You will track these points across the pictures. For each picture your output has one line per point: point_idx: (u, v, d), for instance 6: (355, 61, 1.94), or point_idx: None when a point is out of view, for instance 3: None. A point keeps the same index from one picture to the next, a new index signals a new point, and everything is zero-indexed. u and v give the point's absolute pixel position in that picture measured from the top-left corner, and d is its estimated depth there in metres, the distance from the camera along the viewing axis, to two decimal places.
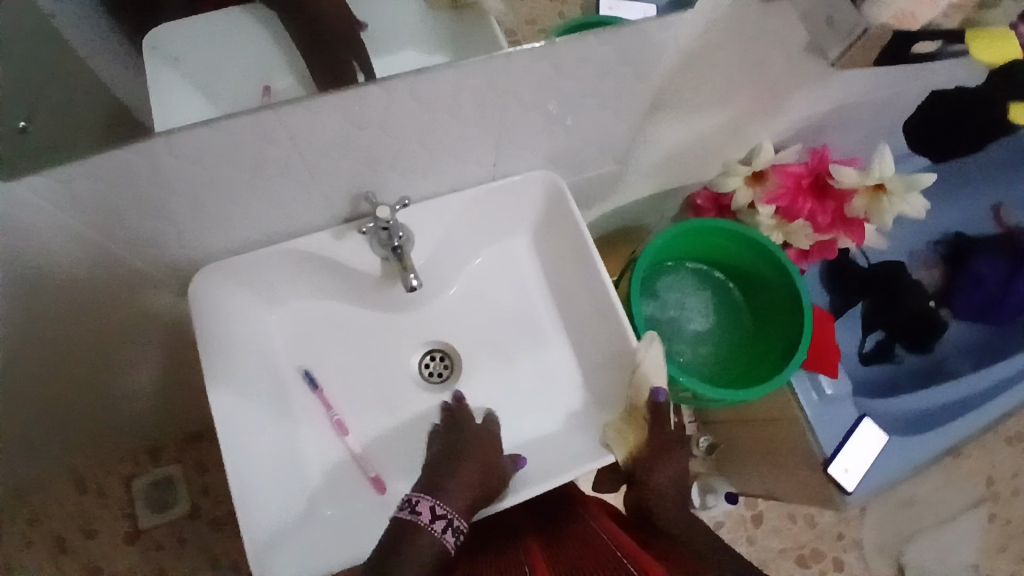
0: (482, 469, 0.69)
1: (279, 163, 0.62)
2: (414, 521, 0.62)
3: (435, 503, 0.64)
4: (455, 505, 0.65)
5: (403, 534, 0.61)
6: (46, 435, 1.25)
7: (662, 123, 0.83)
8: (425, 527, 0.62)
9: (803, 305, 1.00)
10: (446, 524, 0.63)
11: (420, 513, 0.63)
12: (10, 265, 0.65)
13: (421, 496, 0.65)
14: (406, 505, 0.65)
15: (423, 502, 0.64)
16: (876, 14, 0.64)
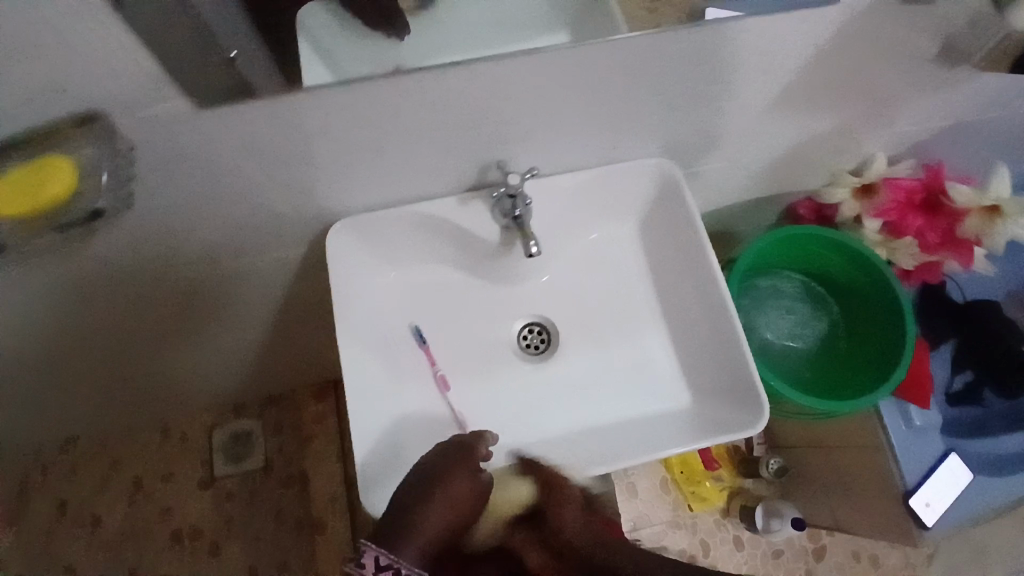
0: (456, 501, 0.62)
1: (424, 124, 0.66)
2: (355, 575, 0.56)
3: (378, 553, 0.57)
4: (409, 555, 0.58)
5: None
6: (143, 379, 1.34)
7: (781, 120, 0.84)
8: None
9: (907, 325, 0.98)
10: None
11: (362, 566, 0.56)
12: (170, 209, 0.70)
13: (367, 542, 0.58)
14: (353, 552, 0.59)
15: (366, 551, 0.57)
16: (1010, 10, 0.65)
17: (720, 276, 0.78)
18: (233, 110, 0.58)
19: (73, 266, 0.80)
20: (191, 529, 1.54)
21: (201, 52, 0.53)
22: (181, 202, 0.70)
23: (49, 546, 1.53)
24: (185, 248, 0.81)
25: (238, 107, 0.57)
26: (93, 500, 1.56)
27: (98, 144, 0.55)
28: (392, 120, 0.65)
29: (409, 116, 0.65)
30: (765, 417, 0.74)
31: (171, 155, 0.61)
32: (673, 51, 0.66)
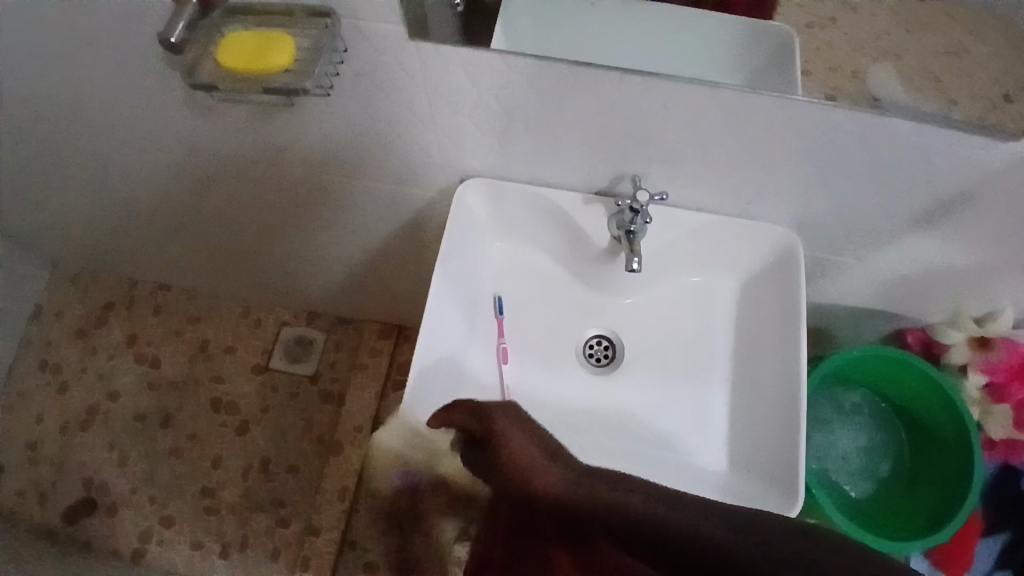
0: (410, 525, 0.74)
1: (587, 119, 0.71)
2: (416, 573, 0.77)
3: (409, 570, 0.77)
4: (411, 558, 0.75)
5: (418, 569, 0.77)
6: (245, 256, 1.47)
7: (924, 238, 0.82)
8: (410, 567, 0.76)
9: (975, 490, 0.93)
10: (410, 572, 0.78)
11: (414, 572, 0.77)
12: (342, 113, 0.79)
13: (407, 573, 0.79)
14: None
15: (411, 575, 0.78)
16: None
17: (803, 361, 0.77)
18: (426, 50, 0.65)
19: (239, 134, 0.91)
20: (230, 402, 1.68)
21: None
22: (354, 113, 0.78)
23: (114, 366, 1.71)
24: (333, 156, 0.90)
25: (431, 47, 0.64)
26: (160, 343, 1.73)
27: (319, 37, 0.63)
28: (552, 106, 0.70)
29: (568, 107, 0.70)
30: (796, 507, 0.73)
31: (366, 71, 0.70)
32: (837, 130, 0.67)
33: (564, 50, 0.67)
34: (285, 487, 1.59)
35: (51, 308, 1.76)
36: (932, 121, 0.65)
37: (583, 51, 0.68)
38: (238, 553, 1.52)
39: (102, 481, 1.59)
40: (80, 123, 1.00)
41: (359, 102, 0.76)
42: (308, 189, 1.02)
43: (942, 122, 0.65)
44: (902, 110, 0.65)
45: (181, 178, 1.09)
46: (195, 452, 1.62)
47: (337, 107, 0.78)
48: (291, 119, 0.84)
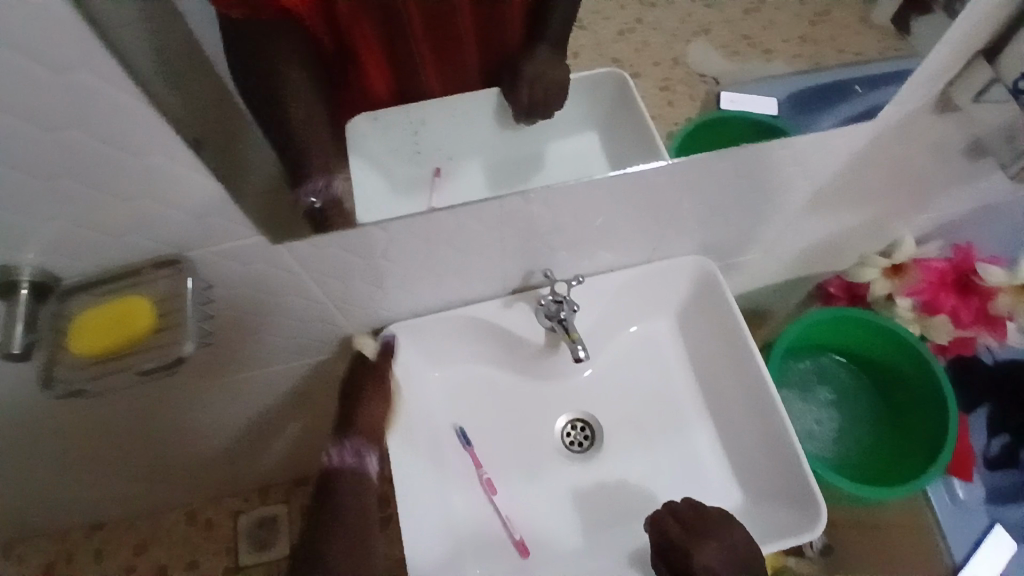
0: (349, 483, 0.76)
1: (481, 239, 0.69)
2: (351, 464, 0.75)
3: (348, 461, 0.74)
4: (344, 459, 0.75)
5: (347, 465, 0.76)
6: (171, 466, 1.34)
7: (817, 214, 0.86)
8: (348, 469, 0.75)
9: (948, 408, 0.98)
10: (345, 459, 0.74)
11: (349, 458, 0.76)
12: (228, 319, 0.73)
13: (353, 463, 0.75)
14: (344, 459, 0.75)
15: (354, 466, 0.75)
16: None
17: (766, 372, 0.78)
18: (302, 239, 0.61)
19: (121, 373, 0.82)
20: None
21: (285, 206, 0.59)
22: (244, 314, 0.72)
23: None
24: (231, 356, 0.83)
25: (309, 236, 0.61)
26: None
27: (174, 284, 0.57)
28: (443, 241, 0.67)
29: (460, 235, 0.68)
30: (822, 518, 0.72)
31: (241, 279, 0.64)
32: (721, 164, 0.69)
33: (431, 160, 0.74)
34: None
35: None
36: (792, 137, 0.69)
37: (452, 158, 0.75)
38: None
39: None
40: None
41: (242, 305, 0.70)
42: (215, 390, 0.94)
43: (763, 91, 0.81)
44: (725, 88, 0.83)
45: (72, 435, 0.97)
46: None
47: (219, 316, 0.72)
48: None
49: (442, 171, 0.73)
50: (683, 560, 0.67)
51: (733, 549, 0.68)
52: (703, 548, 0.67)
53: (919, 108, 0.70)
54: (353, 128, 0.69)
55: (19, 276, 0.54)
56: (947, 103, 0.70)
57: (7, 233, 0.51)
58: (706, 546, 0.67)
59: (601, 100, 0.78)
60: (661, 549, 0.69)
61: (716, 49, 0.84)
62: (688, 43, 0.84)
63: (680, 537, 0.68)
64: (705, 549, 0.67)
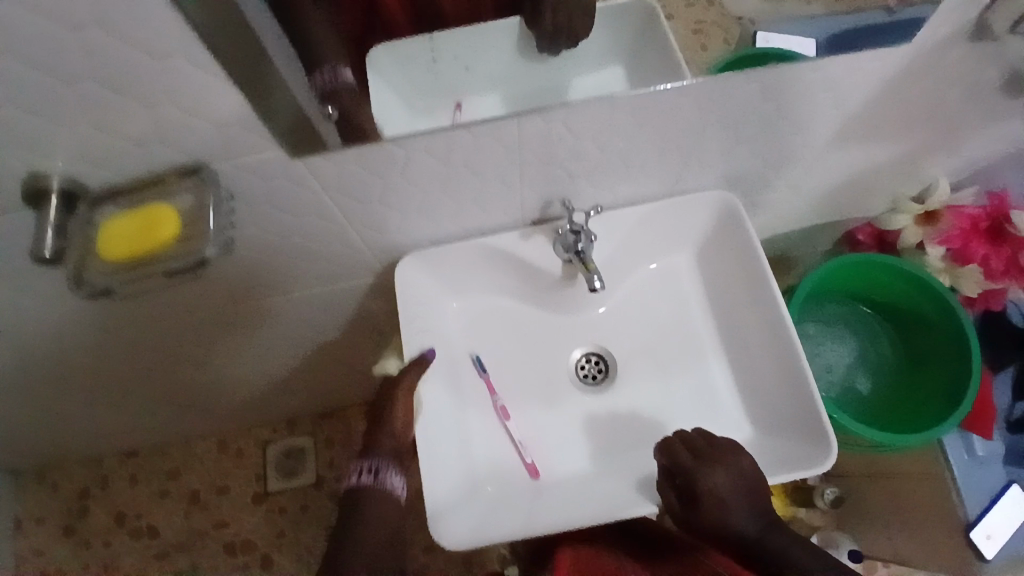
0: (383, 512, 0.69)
1: (494, 166, 0.68)
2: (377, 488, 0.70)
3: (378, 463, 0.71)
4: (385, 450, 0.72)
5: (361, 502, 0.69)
6: (196, 396, 1.39)
7: (845, 150, 0.83)
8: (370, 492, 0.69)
9: (972, 356, 0.97)
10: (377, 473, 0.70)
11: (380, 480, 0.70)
12: (250, 241, 0.74)
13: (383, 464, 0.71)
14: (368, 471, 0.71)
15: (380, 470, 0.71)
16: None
17: (784, 310, 0.77)
18: (315, 158, 0.61)
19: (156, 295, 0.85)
20: (244, 539, 1.59)
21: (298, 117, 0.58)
22: (265, 236, 0.74)
23: (109, 552, 1.60)
24: (255, 282, 0.85)
25: (322, 156, 0.61)
26: (150, 510, 1.63)
27: (198, 194, 0.59)
28: (459, 166, 0.67)
29: (475, 161, 0.67)
30: (833, 451, 0.73)
31: (261, 197, 0.66)
32: (745, 90, 0.67)
33: (450, 89, 0.74)
34: None
35: (23, 518, 1.63)
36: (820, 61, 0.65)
37: (471, 85, 0.74)
38: None
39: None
40: None
41: (264, 227, 0.72)
42: (241, 317, 0.97)
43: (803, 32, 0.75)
44: (762, 28, 0.80)
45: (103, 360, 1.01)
46: None
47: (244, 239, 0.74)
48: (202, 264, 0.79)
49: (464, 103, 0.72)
50: (689, 484, 0.69)
51: (741, 477, 0.69)
52: (711, 473, 0.69)
53: (952, 34, 0.65)
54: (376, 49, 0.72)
55: (49, 184, 0.56)
56: (984, 29, 0.65)
57: (32, 143, 0.53)
58: (713, 473, 0.68)
59: (625, 25, 0.76)
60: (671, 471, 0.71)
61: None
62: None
63: (689, 461, 0.69)
64: (712, 477, 0.68)
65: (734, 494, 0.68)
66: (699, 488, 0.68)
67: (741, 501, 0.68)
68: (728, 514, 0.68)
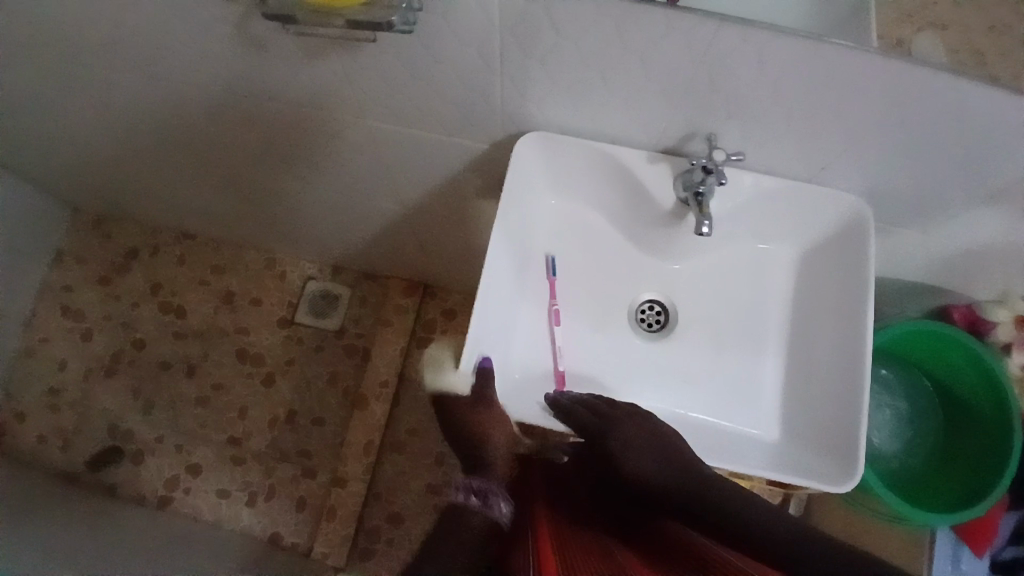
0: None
1: (658, 68, 0.68)
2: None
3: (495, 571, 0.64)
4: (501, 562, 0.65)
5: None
6: (265, 205, 1.44)
7: (991, 208, 0.80)
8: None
9: (1012, 468, 0.95)
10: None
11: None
12: (405, 57, 0.77)
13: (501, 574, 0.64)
14: None
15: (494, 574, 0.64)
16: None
17: (869, 332, 0.75)
18: None
19: (292, 78, 0.88)
20: (255, 352, 1.68)
21: None
22: (419, 58, 0.76)
23: (137, 314, 1.71)
24: (382, 102, 0.87)
25: None
26: (184, 292, 1.73)
27: None
28: (626, 55, 0.67)
29: (644, 55, 0.67)
30: (853, 478, 0.72)
31: (434, 8, 0.67)
32: (934, 85, 0.64)
33: None
34: (311, 439, 1.61)
35: (65, 253, 1.75)
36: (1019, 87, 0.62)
37: None
38: (264, 502, 1.56)
39: (127, 428, 1.61)
40: (121, 57, 0.97)
41: (421, 45, 0.73)
42: (348, 135, 1.00)
43: None
44: None
45: (221, 119, 1.07)
46: (220, 402, 1.64)
47: (396, 50, 0.76)
48: (345, 62, 0.81)
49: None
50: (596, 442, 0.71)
51: (652, 431, 0.70)
52: (615, 431, 0.71)
53: None
54: None
55: None
56: None
57: None
58: (619, 432, 0.70)
59: None
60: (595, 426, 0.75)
61: None
62: (918, 30, 0.63)
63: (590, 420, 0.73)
64: (623, 437, 0.70)
65: (643, 449, 0.68)
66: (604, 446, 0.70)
67: (653, 451, 0.68)
68: (641, 462, 0.67)
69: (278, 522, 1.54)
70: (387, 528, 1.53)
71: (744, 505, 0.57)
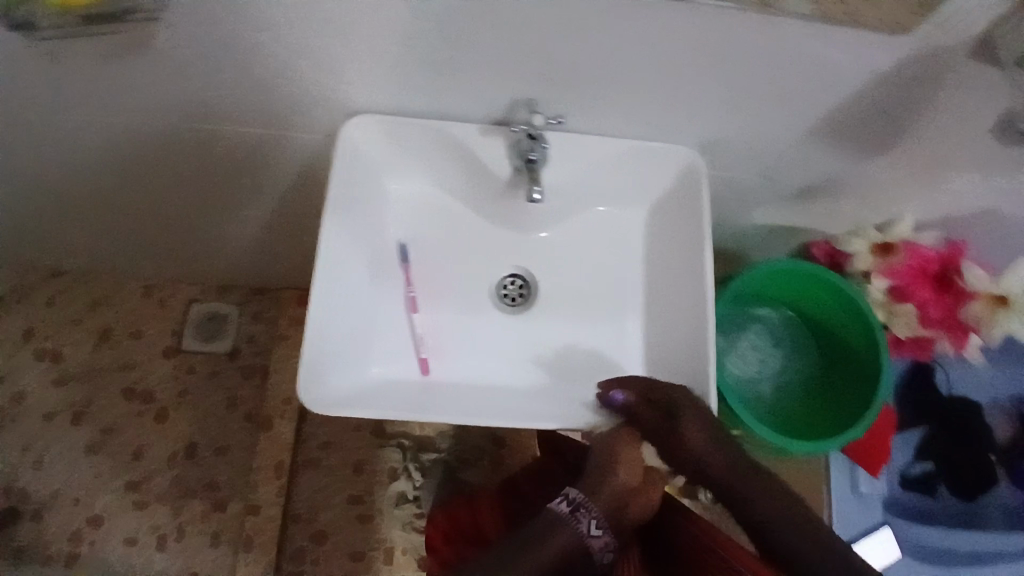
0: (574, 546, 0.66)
1: (468, 33, 0.65)
2: (569, 522, 0.64)
3: (593, 516, 0.65)
4: (601, 507, 0.66)
5: (548, 530, 0.63)
6: (125, 230, 1.32)
7: (823, 146, 0.82)
8: (573, 524, 0.63)
9: (881, 390, 0.99)
10: (579, 513, 0.65)
11: (579, 520, 0.64)
12: (211, 49, 0.71)
13: (582, 498, 0.66)
14: (565, 500, 0.66)
15: (584, 509, 0.65)
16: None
17: (710, 278, 0.77)
18: None
19: (104, 85, 0.79)
20: (144, 389, 1.53)
21: None
22: (226, 45, 0.70)
23: (13, 365, 1.53)
24: (204, 100, 0.80)
25: None
26: (59, 332, 1.56)
27: None
28: (433, 23, 0.64)
29: (451, 21, 0.64)
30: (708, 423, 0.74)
31: None
32: (740, 34, 0.64)
33: None
34: (217, 469, 1.48)
35: None
36: (823, 24, 0.62)
37: None
38: (177, 543, 1.43)
39: (22, 487, 1.44)
40: None
41: (223, 30, 0.68)
42: (181, 142, 0.91)
43: None
44: None
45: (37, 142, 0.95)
46: (115, 446, 1.48)
47: (198, 40, 0.70)
48: (144, 56, 0.73)
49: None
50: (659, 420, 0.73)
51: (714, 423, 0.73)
52: (687, 421, 0.72)
53: (957, 43, 0.64)
54: None
55: None
56: (989, 47, 0.64)
57: None
58: (687, 419, 0.72)
59: None
60: (645, 398, 0.74)
61: None
62: None
63: (655, 402, 0.74)
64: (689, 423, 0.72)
65: (703, 439, 0.72)
66: (676, 421, 0.73)
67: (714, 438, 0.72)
68: (712, 453, 0.72)
69: (196, 561, 1.42)
70: (311, 548, 1.42)
71: (793, 519, 0.66)
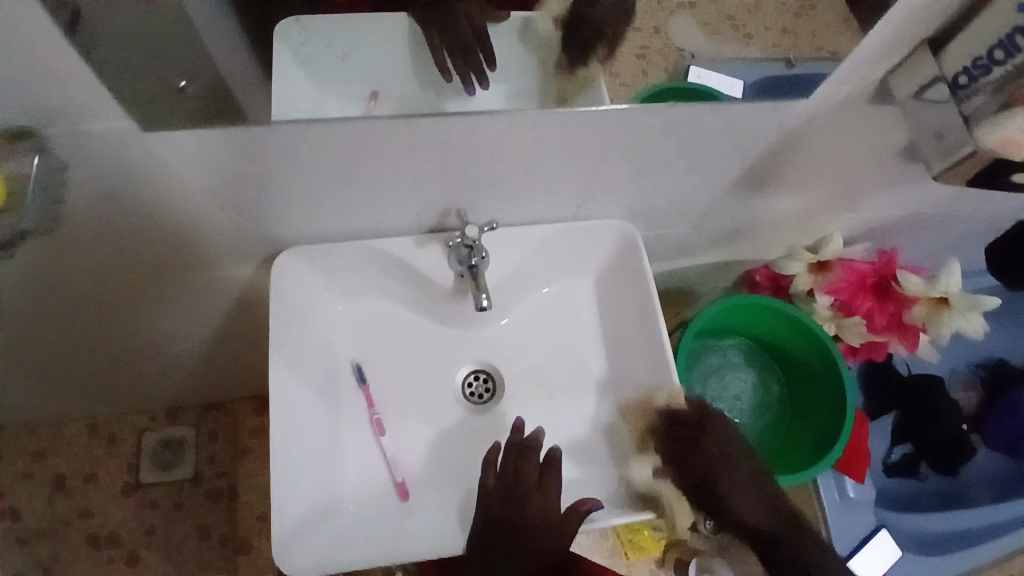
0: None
1: (387, 157, 0.65)
2: None
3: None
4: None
5: None
6: (59, 377, 1.24)
7: (745, 196, 0.85)
8: None
9: (846, 410, 1.01)
10: None
11: None
12: (124, 210, 0.68)
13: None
14: None
15: None
16: (984, 138, 0.61)
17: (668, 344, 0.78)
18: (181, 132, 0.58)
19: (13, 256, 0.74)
20: (107, 535, 1.42)
21: (152, 92, 0.55)
22: (145, 210, 0.68)
23: None
24: (125, 250, 0.77)
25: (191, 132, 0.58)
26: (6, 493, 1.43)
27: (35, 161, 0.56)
28: (350, 153, 0.64)
29: (368, 150, 0.64)
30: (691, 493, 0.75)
31: (126, 156, 0.60)
32: (649, 123, 0.66)
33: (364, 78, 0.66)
34: None
35: None
36: (731, 102, 0.65)
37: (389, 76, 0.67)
38: None
39: None
40: None
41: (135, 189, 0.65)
42: (111, 287, 0.86)
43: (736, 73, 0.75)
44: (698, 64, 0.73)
45: None
46: None
47: (106, 204, 0.66)
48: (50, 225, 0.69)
49: (378, 96, 0.65)
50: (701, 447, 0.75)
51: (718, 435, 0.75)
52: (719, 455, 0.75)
53: (855, 95, 0.67)
54: (284, 25, 0.61)
55: None
56: (886, 93, 0.67)
57: None
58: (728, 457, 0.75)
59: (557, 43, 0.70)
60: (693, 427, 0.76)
61: (700, 27, 0.74)
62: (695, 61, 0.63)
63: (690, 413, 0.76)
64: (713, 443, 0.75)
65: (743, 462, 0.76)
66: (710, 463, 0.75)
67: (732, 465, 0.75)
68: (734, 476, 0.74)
69: None
70: None
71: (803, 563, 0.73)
